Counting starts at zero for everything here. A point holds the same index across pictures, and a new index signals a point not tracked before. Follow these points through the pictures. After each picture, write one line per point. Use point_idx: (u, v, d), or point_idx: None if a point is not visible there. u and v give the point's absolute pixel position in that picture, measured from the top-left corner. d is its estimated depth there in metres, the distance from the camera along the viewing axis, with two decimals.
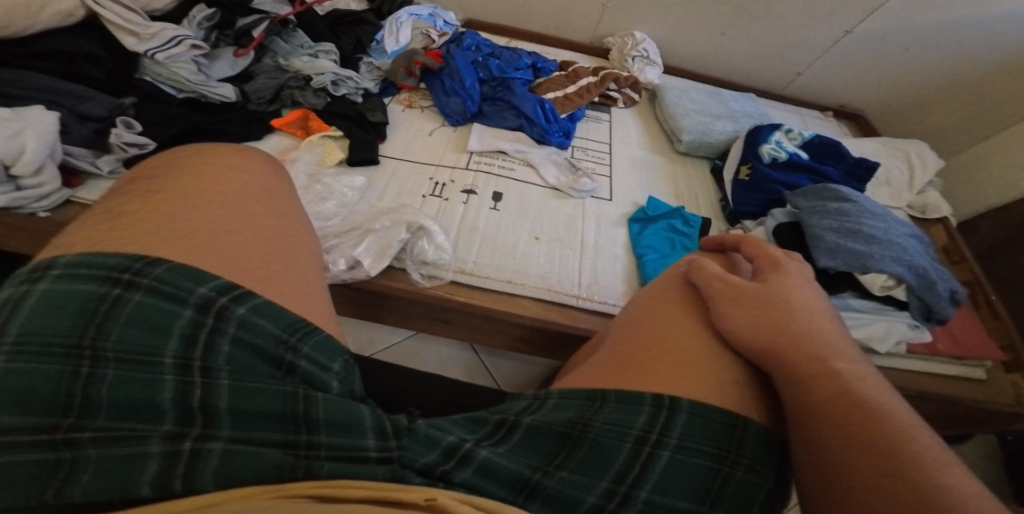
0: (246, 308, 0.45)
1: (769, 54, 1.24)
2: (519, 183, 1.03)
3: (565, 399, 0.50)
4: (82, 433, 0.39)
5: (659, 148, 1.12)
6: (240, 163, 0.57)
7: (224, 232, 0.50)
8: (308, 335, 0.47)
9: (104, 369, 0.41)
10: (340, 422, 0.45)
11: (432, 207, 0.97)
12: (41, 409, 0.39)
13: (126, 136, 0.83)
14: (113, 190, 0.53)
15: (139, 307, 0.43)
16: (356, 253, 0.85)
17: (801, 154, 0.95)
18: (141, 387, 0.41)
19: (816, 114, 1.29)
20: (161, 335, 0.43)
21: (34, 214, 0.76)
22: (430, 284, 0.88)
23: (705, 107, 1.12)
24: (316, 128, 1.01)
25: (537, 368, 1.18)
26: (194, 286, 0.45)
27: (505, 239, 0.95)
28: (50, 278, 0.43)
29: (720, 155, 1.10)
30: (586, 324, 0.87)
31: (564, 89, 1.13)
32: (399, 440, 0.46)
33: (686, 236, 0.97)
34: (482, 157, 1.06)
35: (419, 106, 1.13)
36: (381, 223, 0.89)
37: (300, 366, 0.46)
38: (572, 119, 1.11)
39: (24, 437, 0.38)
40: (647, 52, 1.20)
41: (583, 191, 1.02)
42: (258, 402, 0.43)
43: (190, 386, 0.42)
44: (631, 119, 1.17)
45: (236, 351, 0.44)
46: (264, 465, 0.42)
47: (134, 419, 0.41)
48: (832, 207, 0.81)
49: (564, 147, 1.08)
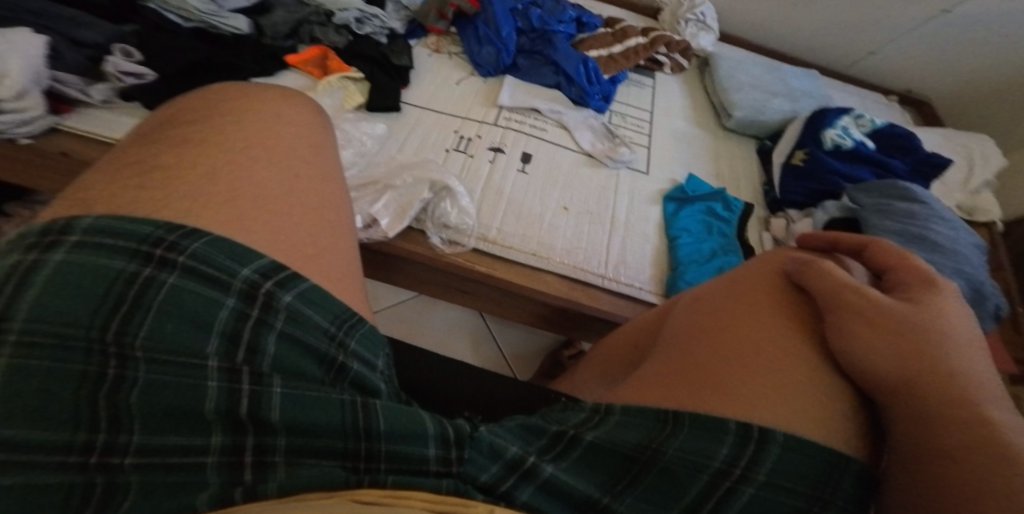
0: (293, 294, 0.40)
1: (844, 31, 1.20)
2: (549, 145, 0.95)
3: (631, 414, 0.45)
4: (120, 457, 0.34)
5: (703, 124, 1.05)
6: (286, 118, 0.50)
7: (269, 201, 0.44)
8: (354, 328, 0.43)
9: (136, 371, 0.35)
10: (403, 432, 0.41)
11: (455, 164, 0.88)
12: (65, 423, 0.33)
13: (123, 64, 0.74)
14: (142, 131, 0.48)
15: (174, 292, 0.37)
16: (373, 211, 0.76)
17: (868, 144, 0.90)
18: (181, 393, 0.35)
19: (877, 98, 1.25)
20: (200, 330, 0.37)
21: (16, 140, 0.67)
22: (450, 250, 0.79)
23: (764, 83, 1.05)
24: (335, 68, 0.91)
25: (545, 340, 1.14)
26: (237, 267, 0.39)
27: (531, 207, 0.87)
28: (66, 247, 0.36)
29: (769, 136, 1.04)
30: (609, 306, 0.80)
31: (610, 48, 1.04)
32: (460, 451, 0.43)
33: (725, 222, 0.90)
34: (513, 114, 0.97)
35: (447, 52, 1.04)
36: (403, 179, 0.80)
37: (350, 368, 0.41)
38: (614, 82, 1.03)
39: (48, 458, 0.32)
40: (703, 17, 1.11)
41: (619, 161, 0.95)
42: (314, 413, 0.38)
43: (237, 394, 0.37)
44: (676, 87, 1.10)
45: (284, 351, 0.39)
46: (322, 480, 0.37)
47: (176, 431, 0.35)
48: (898, 208, 0.76)
49: (602, 112, 1.00)
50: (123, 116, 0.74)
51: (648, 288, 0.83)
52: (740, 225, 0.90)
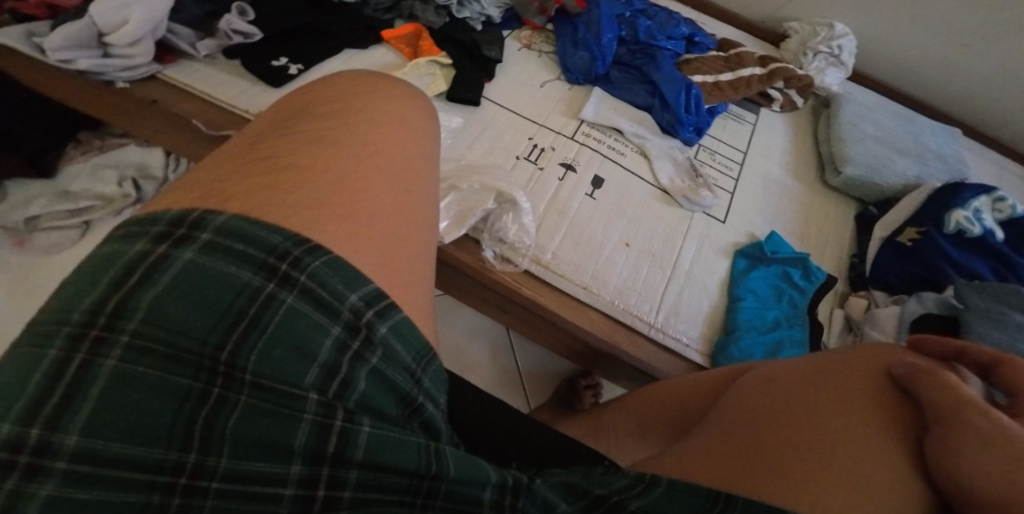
0: (389, 327, 0.40)
1: (995, 89, 1.13)
2: (625, 172, 0.91)
3: (678, 490, 0.42)
4: (208, 482, 0.32)
5: (803, 172, 1.01)
6: (403, 132, 0.50)
7: (370, 215, 0.44)
8: (429, 365, 0.42)
9: (239, 394, 0.34)
10: (467, 480, 0.40)
11: (523, 174, 0.85)
12: (159, 440, 0.31)
13: (236, 23, 0.74)
14: (268, 114, 0.49)
15: (290, 313, 0.36)
16: None
17: (996, 236, 0.84)
18: (276, 422, 0.34)
19: (1018, 173, 1.18)
20: (306, 360, 0.36)
21: (113, 83, 0.68)
22: (500, 267, 0.76)
23: (890, 138, 1.00)
24: (425, 49, 0.89)
25: (567, 367, 1.08)
26: (348, 293, 0.38)
27: (593, 235, 0.83)
28: (193, 248, 0.35)
29: (878, 201, 0.98)
30: (650, 357, 0.76)
31: (718, 75, 1.00)
32: (514, 499, 0.41)
33: (799, 291, 0.84)
34: (592, 129, 0.93)
35: (537, 49, 0.99)
36: (470, 183, 0.78)
37: (426, 409, 0.41)
38: (711, 114, 0.98)
39: (139, 476, 0.31)
40: (839, 51, 1.07)
41: (697, 204, 0.90)
42: (394, 456, 0.37)
43: (328, 431, 0.35)
44: (779, 127, 1.05)
45: (373, 388, 0.38)
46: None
47: (264, 459, 0.34)
48: (1011, 319, 0.70)
49: (689, 143, 0.95)
50: (219, 72, 0.73)
51: (694, 346, 0.79)
52: (814, 298, 0.84)
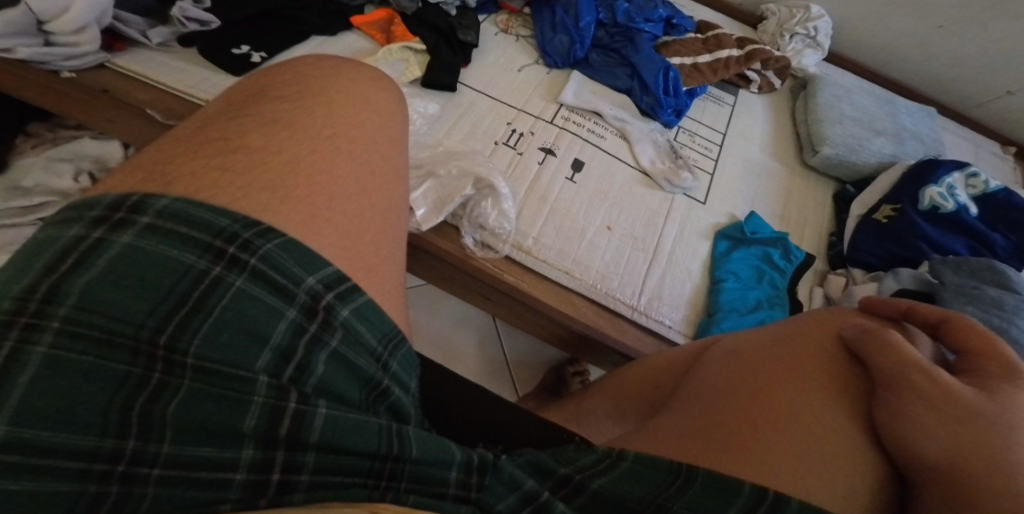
0: (350, 310, 0.39)
1: (975, 68, 1.14)
2: (606, 155, 0.89)
3: (642, 464, 0.41)
4: (148, 468, 0.32)
5: (784, 154, 1.01)
6: (371, 116, 0.48)
7: (335, 200, 0.42)
8: (397, 349, 0.41)
9: (181, 378, 0.33)
10: (430, 460, 0.40)
11: (503, 159, 0.83)
12: (92, 427, 0.31)
13: (190, 11, 0.71)
14: (229, 93, 0.47)
15: (238, 297, 0.35)
16: (411, 197, 0.73)
17: (969, 212, 0.85)
18: (223, 406, 0.34)
19: (995, 149, 1.20)
20: (257, 343, 0.35)
21: (58, 72, 0.65)
22: (481, 254, 0.75)
23: (868, 118, 1.00)
24: (398, 35, 0.87)
25: (554, 354, 1.07)
26: (303, 275, 0.37)
27: (575, 219, 0.82)
28: (132, 232, 0.34)
29: (855, 181, 0.98)
30: (634, 342, 0.76)
31: (697, 57, 0.99)
32: (482, 478, 0.41)
33: (778, 271, 0.85)
34: (573, 113, 0.91)
35: (515, 33, 0.98)
36: (448, 169, 0.76)
37: (392, 392, 0.40)
38: (691, 96, 0.97)
39: (74, 463, 0.30)
40: (814, 32, 1.06)
41: (678, 186, 0.89)
42: (353, 438, 0.37)
43: (280, 415, 0.35)
44: (760, 108, 1.04)
45: (332, 372, 0.37)
46: (343, 499, 0.36)
47: (210, 443, 0.33)
48: (983, 294, 0.71)
49: (670, 126, 0.94)
50: (176, 61, 0.71)
51: (678, 328, 0.78)
52: (794, 277, 0.84)
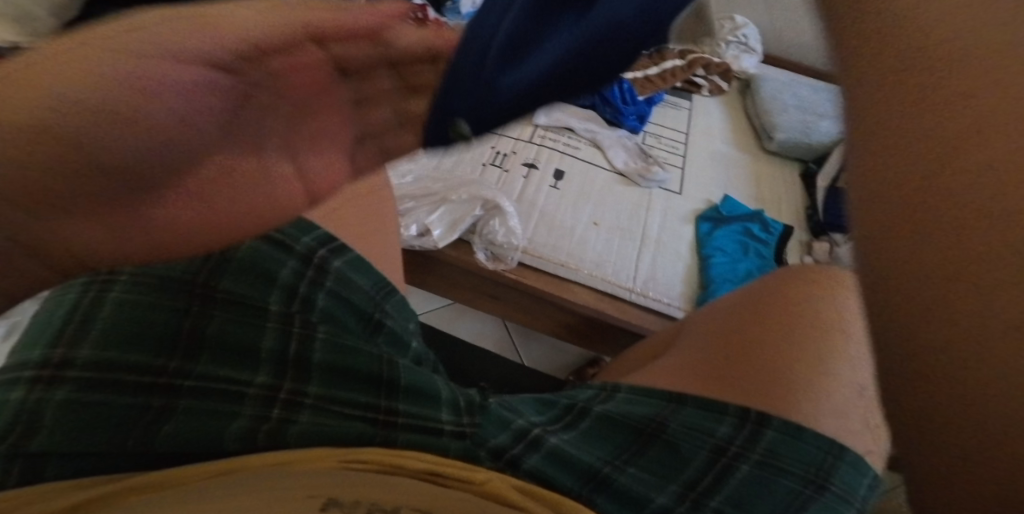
0: (342, 261, 0.48)
1: None
2: (583, 163, 0.97)
3: (636, 395, 0.48)
4: (185, 380, 0.39)
5: (744, 143, 1.09)
6: None
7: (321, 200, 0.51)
8: (390, 295, 0.50)
9: (213, 311, 0.42)
10: (418, 392, 0.45)
11: (492, 177, 0.90)
12: (144, 349, 0.39)
13: None
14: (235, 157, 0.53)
15: (250, 249, 0.44)
16: (428, 220, 0.79)
17: None
18: (246, 332, 0.42)
19: None
20: (269, 283, 0.44)
21: None
22: (494, 267, 0.80)
23: (810, 104, 1.10)
24: None
25: (571, 357, 1.11)
26: (300, 235, 0.47)
27: (563, 220, 0.89)
28: None
29: (815, 159, 1.06)
30: (636, 319, 0.81)
31: (645, 71, 1.09)
32: (472, 417, 0.46)
33: (762, 243, 0.92)
34: (548, 132, 1.00)
35: None
36: (458, 194, 0.83)
37: (386, 325, 0.48)
38: (649, 103, 1.07)
39: (129, 377, 0.38)
40: (745, 39, 1.18)
41: (652, 180, 0.97)
42: (348, 361, 0.44)
43: (290, 337, 0.43)
44: (715, 109, 1.14)
45: (331, 305, 0.46)
46: (345, 432, 0.41)
47: (234, 367, 0.41)
48: None
49: (637, 132, 1.03)
50: None
51: (677, 304, 0.83)
52: (776, 247, 0.92)
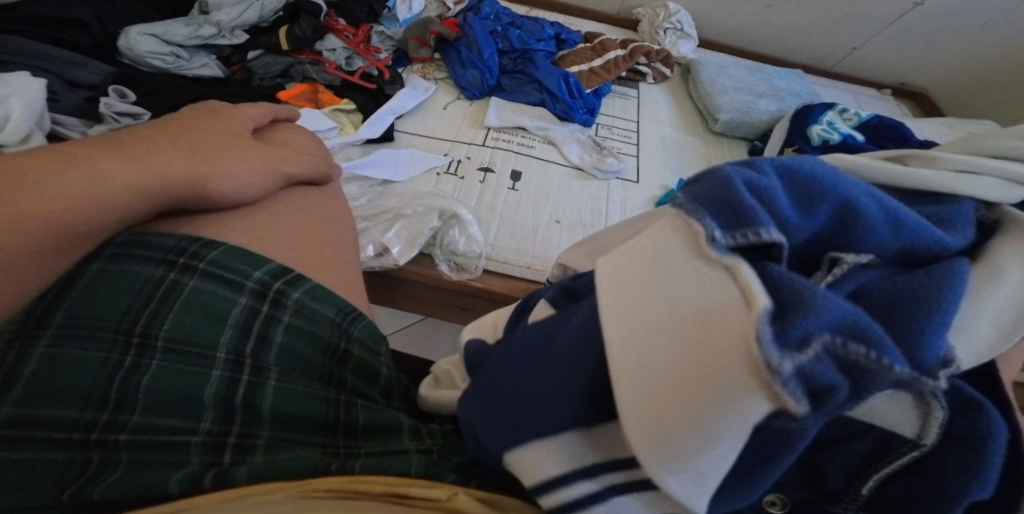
0: (301, 292, 0.45)
1: (821, 29, 1.30)
2: (539, 161, 0.92)
3: None
4: (117, 434, 0.38)
5: (691, 127, 1.11)
6: (291, 142, 0.56)
7: (270, 205, 0.50)
8: (357, 321, 0.47)
9: (151, 359, 0.39)
10: (378, 428, 0.44)
11: (447, 186, 0.84)
12: (76, 403, 0.38)
13: (118, 106, 0.79)
14: (253, 214, 0.48)
15: (193, 292, 0.42)
16: (385, 238, 0.72)
17: (855, 137, 0.93)
18: (188, 380, 0.40)
19: (872, 94, 1.35)
20: (217, 324, 0.42)
21: None
22: (459, 278, 0.74)
23: (746, 85, 1.13)
24: (326, 101, 0.91)
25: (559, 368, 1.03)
26: (250, 269, 0.44)
27: (524, 221, 0.82)
28: (101, 258, 0.41)
29: (760, 137, 1.08)
30: None
31: (590, 63, 1.09)
32: (434, 439, 0.45)
33: None
34: (501, 133, 0.95)
35: (433, 77, 1.03)
36: (413, 207, 0.75)
37: (353, 354, 0.46)
38: (598, 95, 1.07)
39: (60, 434, 0.37)
40: (680, 25, 1.21)
41: (609, 172, 0.92)
42: (303, 404, 0.42)
43: (236, 384, 0.41)
44: (660, 97, 1.16)
45: (289, 341, 0.43)
46: (300, 464, 0.39)
47: (174, 416, 0.39)
48: None
49: (588, 125, 1.00)
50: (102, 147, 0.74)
51: None
52: None
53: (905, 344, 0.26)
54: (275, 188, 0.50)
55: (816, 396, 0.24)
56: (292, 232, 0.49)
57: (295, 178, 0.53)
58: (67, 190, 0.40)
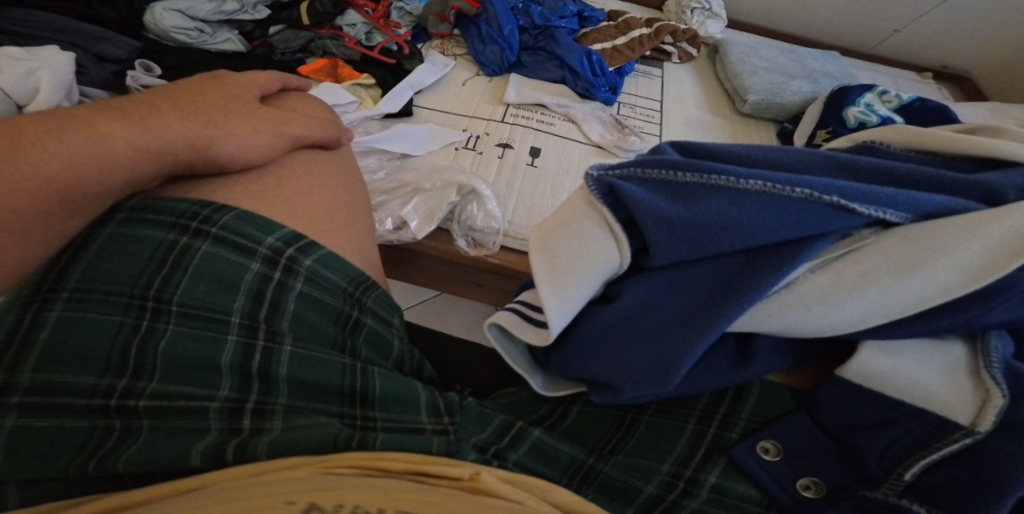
0: (313, 259, 0.45)
1: (859, 9, 1.26)
2: (558, 138, 0.91)
3: (591, 409, 0.49)
4: (135, 400, 0.39)
5: (717, 108, 1.08)
6: (303, 109, 0.56)
7: (283, 169, 0.49)
8: (368, 289, 0.48)
9: (166, 323, 0.40)
10: (394, 398, 0.45)
11: (465, 161, 0.84)
12: (94, 369, 0.38)
13: (143, 79, 0.80)
14: (260, 177, 0.48)
15: (206, 257, 0.42)
16: (403, 212, 0.73)
17: (895, 118, 0.89)
18: (204, 345, 0.40)
19: (913, 76, 1.29)
20: (230, 291, 0.42)
21: None
22: (475, 252, 0.74)
23: (776, 66, 1.09)
24: (345, 75, 0.91)
25: None
26: (263, 236, 0.44)
27: (542, 199, 0.81)
28: (114, 223, 0.42)
29: (790, 119, 1.05)
30: None
31: (613, 41, 1.07)
32: (452, 417, 0.47)
33: None
34: (520, 110, 0.94)
35: (452, 53, 1.03)
36: (432, 182, 0.75)
37: (365, 322, 0.47)
38: (621, 73, 1.05)
39: (78, 400, 0.38)
40: (709, 4, 1.18)
41: (630, 150, 0.90)
42: (317, 373, 0.43)
43: (251, 350, 0.42)
44: (685, 76, 1.14)
45: (302, 309, 0.44)
46: (319, 438, 0.40)
47: (190, 383, 0.40)
48: None
49: (610, 103, 0.98)
50: None
51: None
52: None
53: (777, 207, 0.38)
54: (282, 150, 0.49)
55: (683, 206, 0.39)
56: (302, 193, 0.48)
57: (303, 139, 0.51)
58: (51, 153, 0.40)
